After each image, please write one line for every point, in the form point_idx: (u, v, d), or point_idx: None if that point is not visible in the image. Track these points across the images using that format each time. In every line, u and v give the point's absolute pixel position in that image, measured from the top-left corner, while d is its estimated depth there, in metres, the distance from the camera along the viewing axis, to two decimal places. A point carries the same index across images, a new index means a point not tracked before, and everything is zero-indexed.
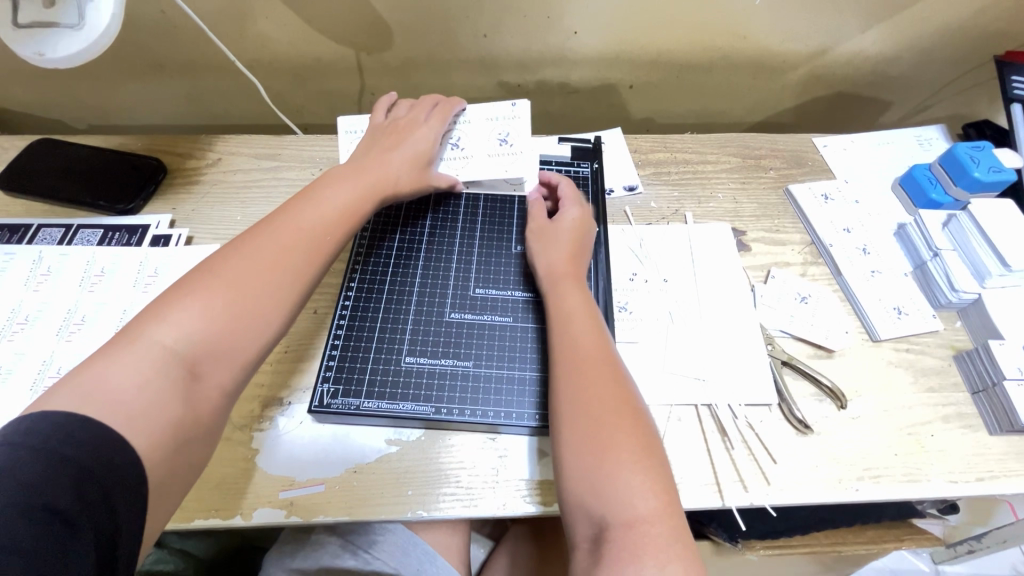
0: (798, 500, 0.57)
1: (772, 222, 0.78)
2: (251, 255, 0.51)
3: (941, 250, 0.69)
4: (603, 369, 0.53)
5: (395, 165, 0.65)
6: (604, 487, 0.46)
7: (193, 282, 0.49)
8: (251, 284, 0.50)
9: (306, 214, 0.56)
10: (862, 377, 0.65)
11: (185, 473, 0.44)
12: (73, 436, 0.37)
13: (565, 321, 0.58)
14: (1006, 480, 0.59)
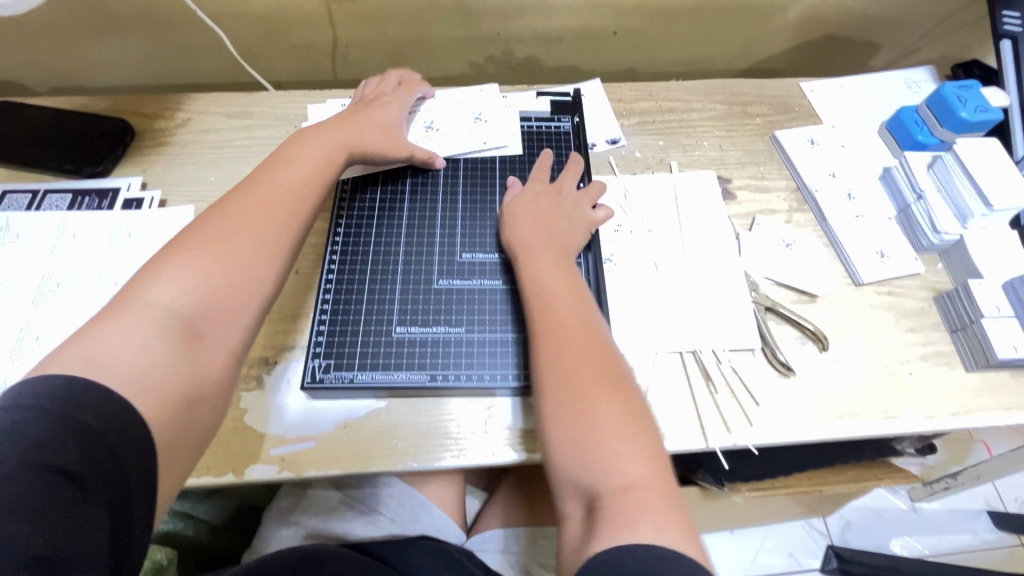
0: (780, 440, 0.59)
1: (757, 168, 0.77)
2: (233, 219, 0.53)
3: (924, 192, 0.69)
4: (582, 342, 0.52)
5: (369, 127, 0.66)
6: (593, 457, 0.46)
7: (178, 248, 0.50)
8: (237, 241, 0.51)
9: (281, 175, 0.58)
10: (844, 319, 0.66)
11: (200, 433, 0.45)
12: (77, 394, 0.38)
13: (545, 296, 0.56)
14: (980, 414, 0.61)
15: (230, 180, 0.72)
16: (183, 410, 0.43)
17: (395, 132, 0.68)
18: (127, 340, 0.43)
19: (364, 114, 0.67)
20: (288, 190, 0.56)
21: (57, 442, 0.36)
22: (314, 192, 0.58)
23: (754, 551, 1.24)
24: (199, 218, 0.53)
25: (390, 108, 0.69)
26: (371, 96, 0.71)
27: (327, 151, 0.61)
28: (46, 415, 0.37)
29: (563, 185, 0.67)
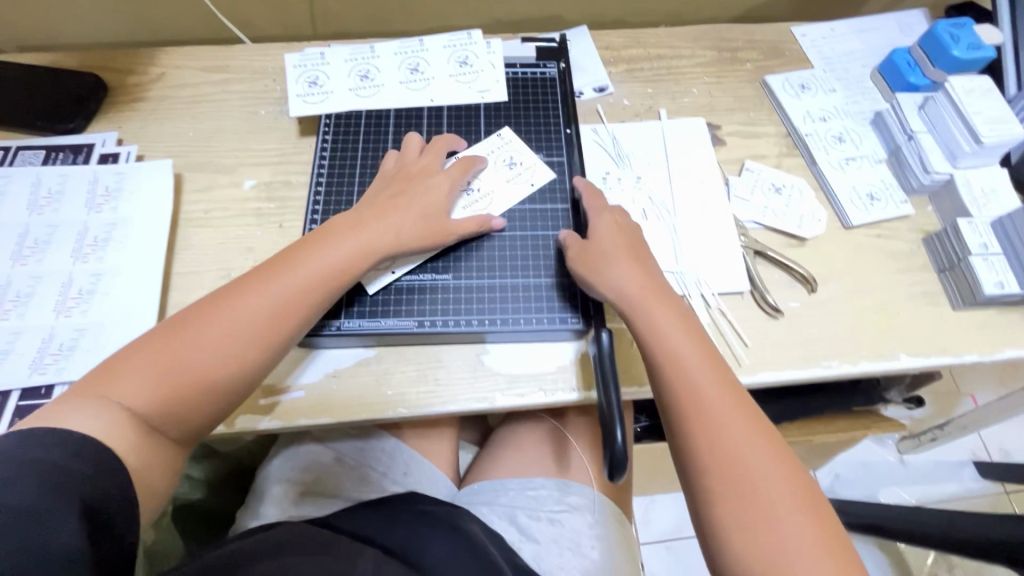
0: (767, 379, 0.59)
1: (747, 114, 0.76)
2: (232, 307, 0.51)
3: (915, 132, 0.69)
4: (730, 406, 0.48)
5: (404, 218, 0.58)
6: (767, 541, 0.43)
7: (167, 339, 0.49)
8: (215, 354, 0.49)
9: (304, 263, 0.54)
10: (833, 262, 0.66)
11: (155, 488, 0.46)
12: (47, 447, 0.40)
13: (676, 357, 0.51)
14: (966, 351, 0.62)
15: (209, 136, 0.70)
16: (144, 464, 0.45)
17: (434, 211, 0.59)
18: (87, 416, 0.43)
19: (401, 200, 0.59)
20: (285, 305, 0.52)
21: (28, 479, 0.38)
22: (311, 304, 0.53)
23: None
24: (209, 299, 0.52)
25: (434, 189, 0.60)
26: (413, 166, 0.62)
27: (349, 259, 0.55)
28: (14, 461, 0.38)
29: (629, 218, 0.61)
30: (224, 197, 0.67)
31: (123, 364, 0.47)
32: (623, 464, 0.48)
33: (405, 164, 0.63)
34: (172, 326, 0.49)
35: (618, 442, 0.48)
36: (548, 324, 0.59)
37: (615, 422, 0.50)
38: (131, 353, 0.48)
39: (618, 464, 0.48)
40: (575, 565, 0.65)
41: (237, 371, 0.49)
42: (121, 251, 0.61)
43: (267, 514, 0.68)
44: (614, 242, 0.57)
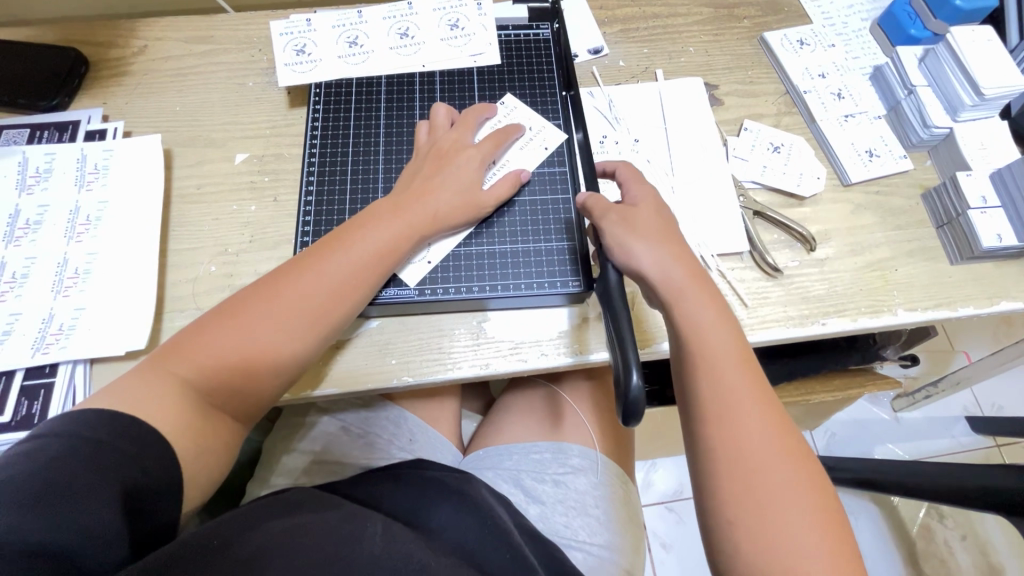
0: (766, 336, 0.60)
1: (745, 73, 0.74)
2: (281, 294, 0.53)
3: (915, 87, 0.68)
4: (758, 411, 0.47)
5: (442, 199, 0.58)
6: (785, 555, 0.41)
7: (224, 322, 0.52)
8: (268, 338, 0.51)
9: (349, 248, 0.55)
10: (832, 221, 0.66)
11: (213, 464, 0.50)
12: (89, 423, 0.44)
13: (708, 356, 0.49)
14: (962, 304, 0.62)
15: (197, 109, 0.69)
16: (204, 444, 0.49)
17: (471, 190, 0.59)
18: (156, 395, 0.48)
19: (439, 180, 0.59)
20: (333, 291, 0.53)
21: (78, 458, 0.42)
22: (360, 288, 0.55)
23: None
24: (261, 283, 0.54)
25: (470, 167, 0.60)
26: (447, 142, 0.61)
27: (390, 243, 0.56)
28: (67, 436, 0.43)
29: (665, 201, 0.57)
30: (217, 172, 0.66)
31: (187, 345, 0.51)
32: (639, 411, 0.44)
33: (437, 141, 0.62)
34: (228, 309, 0.52)
35: (633, 385, 0.44)
36: (549, 290, 0.59)
37: (633, 367, 0.45)
38: (193, 334, 0.51)
39: (632, 410, 0.44)
40: (579, 523, 0.67)
41: (295, 355, 0.53)
42: (115, 229, 0.61)
43: (277, 483, 0.69)
44: (652, 224, 0.53)
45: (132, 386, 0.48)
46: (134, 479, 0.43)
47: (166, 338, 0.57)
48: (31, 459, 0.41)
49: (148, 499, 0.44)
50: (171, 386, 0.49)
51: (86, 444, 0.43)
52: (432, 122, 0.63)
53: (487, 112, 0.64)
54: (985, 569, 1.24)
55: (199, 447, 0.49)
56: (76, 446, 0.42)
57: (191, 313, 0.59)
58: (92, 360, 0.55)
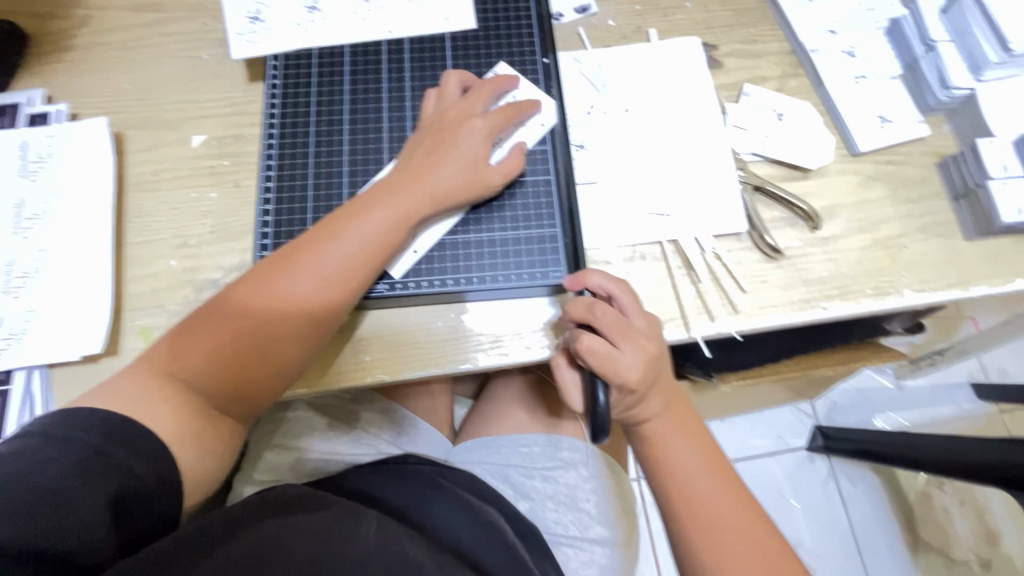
0: (764, 324, 0.57)
1: (747, 30, 0.67)
2: (268, 291, 0.48)
3: (935, 43, 0.61)
4: (723, 497, 0.48)
5: (443, 175, 0.52)
6: None
7: (211, 322, 0.48)
8: (256, 342, 0.48)
9: (341, 239, 0.50)
10: (838, 195, 0.61)
11: (215, 465, 0.48)
12: (84, 427, 0.42)
13: (667, 460, 0.50)
14: (975, 283, 0.58)
15: (148, 87, 0.63)
16: (205, 448, 0.47)
17: (476, 164, 0.53)
18: (151, 399, 0.45)
19: (439, 155, 0.53)
20: (329, 283, 0.49)
21: (67, 462, 0.40)
22: (353, 285, 0.50)
23: (742, 434, 1.29)
24: (249, 276, 0.50)
25: (474, 138, 0.54)
26: (452, 111, 0.55)
27: (387, 227, 0.50)
28: (54, 441, 0.41)
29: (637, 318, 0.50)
30: (172, 156, 0.61)
31: (183, 345, 0.48)
32: (605, 426, 0.46)
33: (442, 112, 0.56)
34: (218, 304, 0.48)
35: (601, 402, 0.47)
36: (528, 280, 0.56)
37: (594, 388, 0.45)
38: (188, 332, 0.48)
39: (599, 427, 0.46)
40: (570, 518, 0.66)
41: (296, 352, 0.49)
42: (65, 224, 0.57)
43: (260, 480, 0.67)
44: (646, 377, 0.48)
45: (130, 385, 0.46)
46: (125, 484, 0.41)
47: (127, 339, 0.54)
48: (19, 458, 0.39)
49: (143, 502, 0.42)
50: (167, 387, 0.46)
51: (77, 447, 0.41)
52: (442, 90, 0.58)
53: (508, 84, 0.59)
54: (982, 532, 1.24)
55: (200, 450, 0.47)
56: (66, 448, 0.40)
57: (152, 311, 0.55)
58: (49, 366, 0.53)
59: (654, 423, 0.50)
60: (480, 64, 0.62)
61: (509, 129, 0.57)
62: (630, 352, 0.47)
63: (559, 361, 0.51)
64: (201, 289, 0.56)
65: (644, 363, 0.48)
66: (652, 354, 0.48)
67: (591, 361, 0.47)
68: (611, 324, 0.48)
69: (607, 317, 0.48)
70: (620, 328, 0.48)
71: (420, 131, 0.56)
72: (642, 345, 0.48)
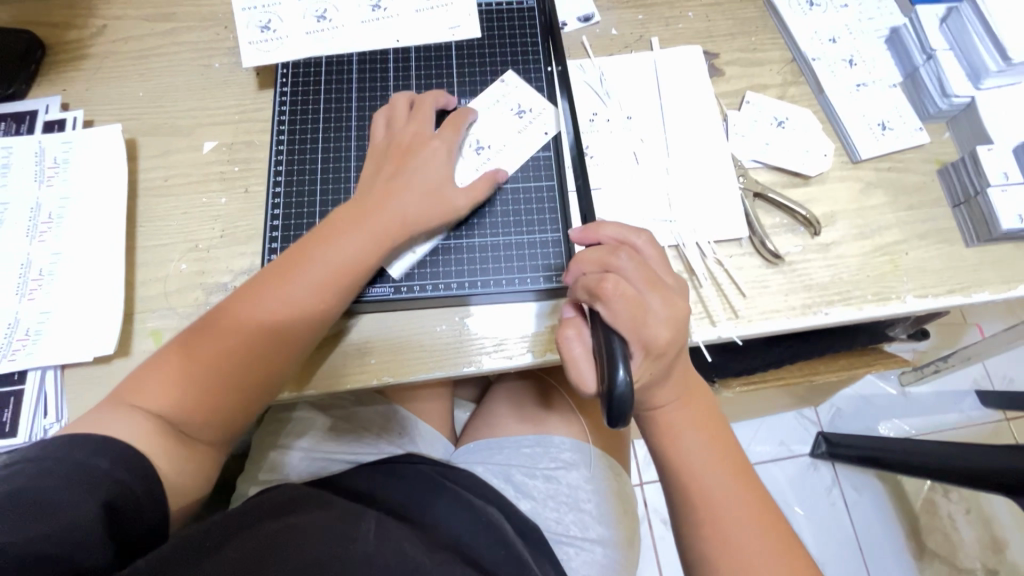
0: (764, 329, 0.57)
1: (749, 39, 0.68)
2: (232, 329, 0.49)
3: (935, 51, 0.62)
4: (736, 493, 0.49)
5: (410, 201, 0.53)
6: None
7: (174, 364, 0.48)
8: (224, 376, 0.48)
9: (303, 272, 0.50)
10: (839, 201, 0.62)
11: (201, 474, 0.49)
12: (85, 438, 0.43)
13: (683, 455, 0.50)
14: (977, 290, 0.59)
15: (162, 95, 0.65)
16: (187, 459, 0.48)
17: (442, 187, 0.54)
18: (148, 409, 0.47)
19: (403, 182, 0.54)
20: (302, 312, 0.50)
21: (69, 470, 0.41)
22: (324, 308, 0.51)
23: (746, 440, 1.29)
24: (210, 316, 0.50)
25: (437, 163, 0.55)
26: (403, 137, 0.56)
27: (354, 254, 0.51)
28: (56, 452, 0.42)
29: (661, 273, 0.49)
30: (183, 162, 0.62)
31: (149, 381, 0.48)
32: (629, 401, 0.41)
33: (392, 139, 0.57)
34: (189, 343, 0.49)
35: (619, 379, 0.41)
36: (530, 284, 0.56)
37: (617, 362, 0.42)
38: (148, 375, 0.48)
39: (619, 411, 0.41)
40: (571, 518, 0.66)
41: (274, 377, 0.50)
42: (79, 227, 0.58)
43: (264, 480, 0.67)
44: (669, 329, 0.46)
45: (107, 413, 0.46)
46: (113, 494, 0.42)
47: (138, 340, 0.55)
48: (27, 466, 0.40)
49: (131, 512, 0.43)
50: (144, 417, 0.46)
51: (61, 462, 0.41)
52: (386, 114, 0.58)
53: (442, 101, 0.59)
54: (988, 541, 1.23)
55: (184, 462, 0.48)
56: (53, 463, 0.41)
57: (163, 313, 0.57)
58: (62, 367, 0.54)
59: (670, 414, 0.51)
60: (485, 72, 0.63)
61: (461, 141, 0.58)
62: (655, 302, 0.46)
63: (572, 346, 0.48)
64: (210, 292, 0.57)
65: (673, 316, 0.47)
66: (681, 308, 0.48)
67: (620, 307, 0.45)
68: (637, 271, 0.47)
69: (632, 267, 0.47)
70: (648, 277, 0.47)
71: (371, 159, 0.57)
72: (670, 297, 0.47)
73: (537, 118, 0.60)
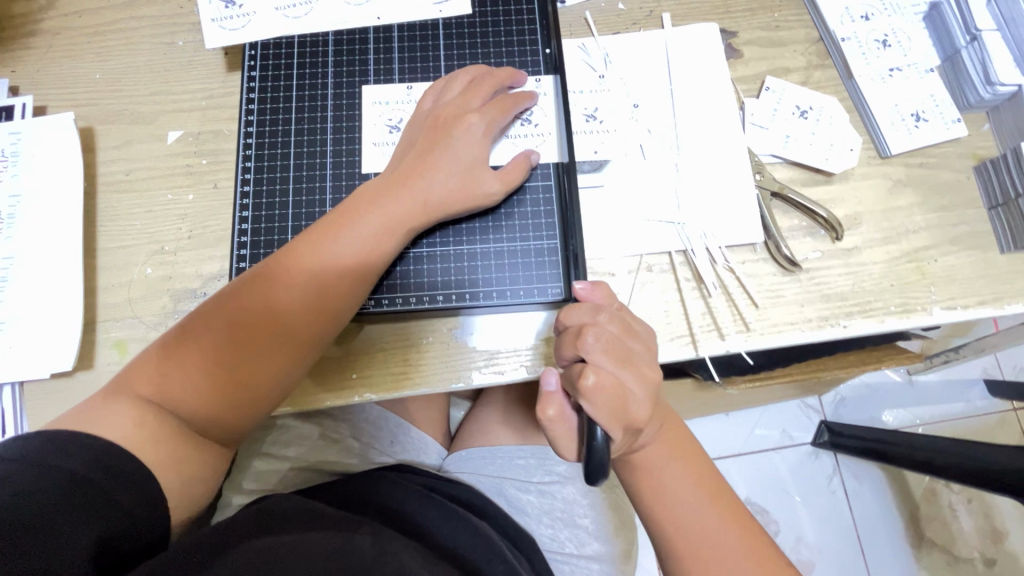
0: (777, 344, 0.53)
1: (771, 15, 0.61)
2: (250, 311, 0.45)
3: (981, 31, 0.55)
4: (718, 524, 0.45)
5: (437, 180, 0.48)
6: None
7: (187, 345, 0.45)
8: (237, 364, 0.44)
9: (328, 251, 0.46)
10: (864, 201, 0.56)
11: (202, 492, 0.46)
12: (71, 453, 0.39)
13: (653, 480, 0.47)
14: (1009, 300, 0.54)
15: (119, 77, 0.59)
16: (191, 474, 0.44)
17: (472, 168, 0.49)
18: (137, 422, 0.42)
19: (433, 157, 0.48)
20: (320, 295, 0.45)
21: (50, 488, 0.37)
22: (343, 299, 0.46)
23: (748, 429, 1.26)
24: (226, 294, 0.46)
25: (471, 138, 0.49)
26: (446, 109, 0.50)
27: (381, 235, 0.47)
28: (36, 466, 0.37)
29: (632, 343, 0.44)
30: (145, 154, 0.57)
31: (165, 363, 0.44)
32: (604, 467, 0.40)
33: (435, 109, 0.51)
34: (198, 329, 0.45)
35: (596, 444, 0.40)
36: (523, 297, 0.52)
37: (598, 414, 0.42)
38: (167, 353, 0.45)
39: (598, 470, 0.40)
40: (566, 535, 0.64)
41: (282, 382, 0.46)
42: (33, 227, 0.53)
43: (250, 489, 0.65)
44: (643, 411, 0.43)
45: (114, 409, 0.43)
46: (111, 518, 0.38)
47: (101, 352, 0.52)
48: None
49: (128, 534, 0.39)
50: (153, 413, 0.43)
51: (58, 474, 0.38)
52: (437, 87, 0.52)
53: (513, 80, 0.53)
54: (988, 532, 1.22)
55: (187, 476, 0.44)
56: (45, 476, 0.37)
57: (127, 322, 0.52)
58: (20, 380, 0.51)
59: (648, 450, 0.47)
60: (476, 55, 0.56)
61: (506, 123, 0.52)
62: (630, 382, 0.42)
63: (548, 408, 0.43)
64: (179, 300, 0.53)
65: (648, 388, 0.43)
66: (653, 376, 0.44)
67: (599, 400, 0.41)
68: (607, 352, 0.42)
69: (602, 345, 0.42)
70: (617, 356, 0.42)
71: (408, 133, 0.51)
72: (642, 366, 0.43)
73: (535, 109, 0.54)
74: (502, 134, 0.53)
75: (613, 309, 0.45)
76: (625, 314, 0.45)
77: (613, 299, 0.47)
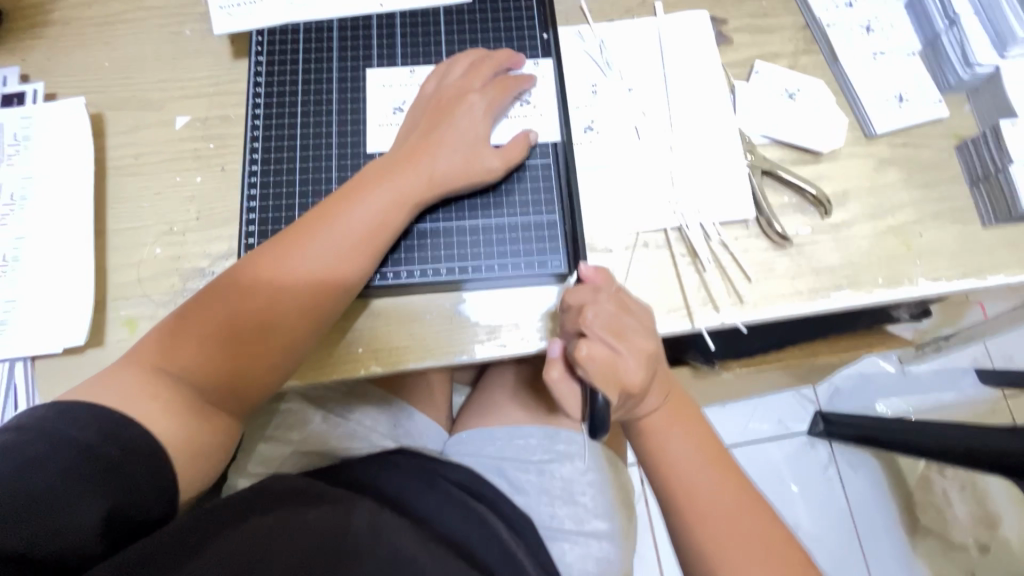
0: (770, 315, 0.55)
1: (759, 3, 0.64)
2: (263, 283, 0.46)
3: (958, 16, 0.58)
4: (718, 481, 0.47)
5: (442, 156, 0.50)
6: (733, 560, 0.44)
7: (201, 316, 0.46)
8: (250, 334, 0.46)
9: (338, 224, 0.47)
10: (851, 179, 0.58)
11: (216, 463, 0.46)
12: (81, 425, 0.40)
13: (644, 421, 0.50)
14: (991, 272, 0.56)
15: (127, 65, 0.60)
16: (201, 445, 0.44)
17: (474, 145, 0.51)
18: (146, 394, 0.43)
19: (437, 135, 0.50)
20: (329, 267, 0.47)
21: (59, 463, 0.37)
22: (353, 271, 0.48)
23: (744, 419, 1.28)
24: (238, 267, 0.47)
25: (473, 116, 0.51)
26: (448, 90, 0.52)
27: (389, 210, 0.48)
28: (47, 439, 0.38)
29: (628, 317, 0.47)
30: (154, 139, 0.58)
31: (177, 334, 0.45)
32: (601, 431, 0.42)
33: (437, 90, 0.53)
34: (211, 301, 0.46)
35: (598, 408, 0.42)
36: (524, 270, 0.53)
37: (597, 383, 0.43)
38: (180, 325, 0.46)
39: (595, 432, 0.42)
40: (566, 512, 0.65)
41: (293, 352, 0.47)
42: (45, 209, 0.55)
43: (254, 472, 0.66)
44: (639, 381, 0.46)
45: (126, 381, 0.43)
46: (118, 499, 0.38)
47: (112, 330, 0.53)
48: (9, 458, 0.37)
49: (137, 510, 0.39)
50: (163, 385, 0.44)
51: (70, 447, 0.38)
52: (438, 70, 0.54)
53: (512, 63, 0.55)
54: (981, 517, 1.23)
55: (197, 448, 0.44)
56: (58, 448, 0.38)
57: (137, 301, 0.54)
58: (32, 357, 0.52)
59: (653, 416, 0.49)
60: (475, 40, 0.58)
61: (506, 103, 0.54)
62: (628, 357, 0.45)
63: (552, 371, 0.47)
64: (188, 279, 0.54)
65: (642, 360, 0.46)
66: (648, 349, 0.47)
67: (594, 372, 0.44)
68: (603, 328, 0.45)
69: (599, 323, 0.45)
70: (612, 331, 0.45)
71: (411, 114, 0.53)
72: (637, 341, 0.46)
73: (533, 91, 0.56)
74: (502, 114, 0.55)
75: (611, 288, 0.48)
76: (622, 292, 0.48)
77: (609, 280, 0.49)
